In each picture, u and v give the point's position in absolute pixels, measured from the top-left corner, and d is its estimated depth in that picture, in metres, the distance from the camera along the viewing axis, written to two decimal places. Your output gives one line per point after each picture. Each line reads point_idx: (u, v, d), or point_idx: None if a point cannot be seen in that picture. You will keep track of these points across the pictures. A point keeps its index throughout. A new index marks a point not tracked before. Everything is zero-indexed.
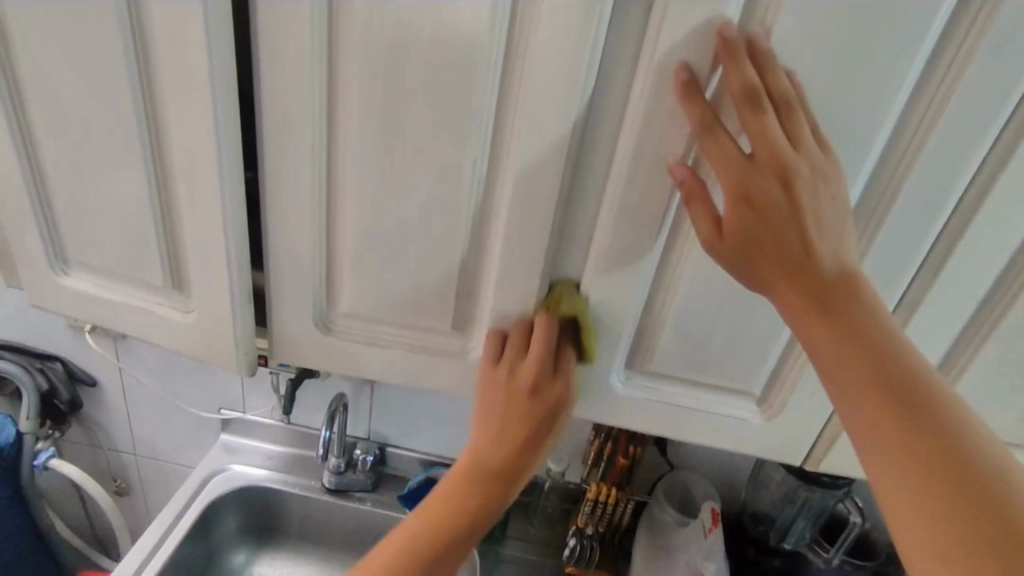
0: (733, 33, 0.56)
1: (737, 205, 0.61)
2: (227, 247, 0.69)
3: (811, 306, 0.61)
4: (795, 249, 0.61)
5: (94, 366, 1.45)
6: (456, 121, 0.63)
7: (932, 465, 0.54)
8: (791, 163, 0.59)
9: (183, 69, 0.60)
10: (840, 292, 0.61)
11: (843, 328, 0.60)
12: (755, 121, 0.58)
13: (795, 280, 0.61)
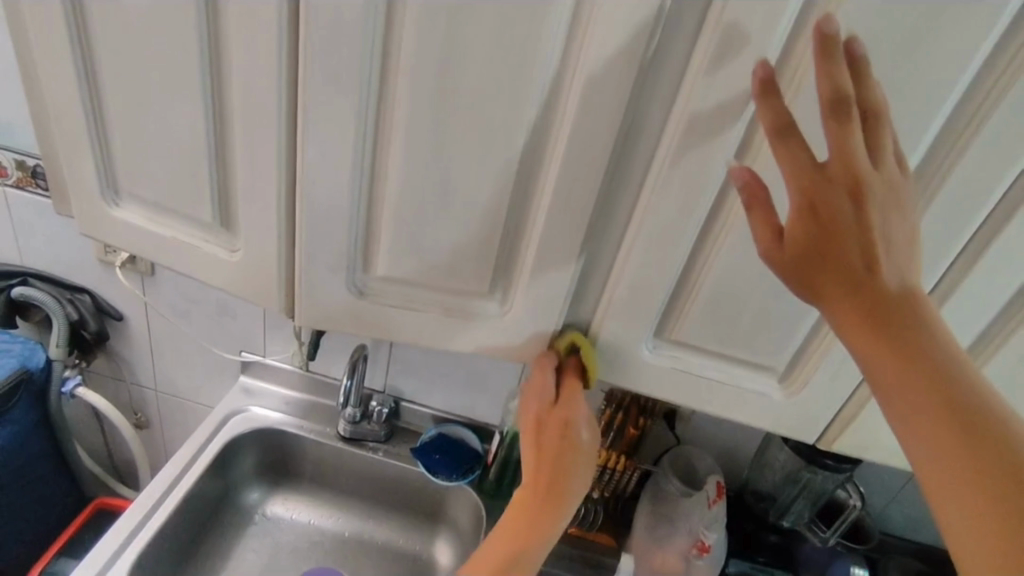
0: (833, 29, 0.56)
1: (803, 212, 0.60)
2: (278, 191, 0.71)
3: (873, 321, 0.59)
4: (859, 262, 0.59)
5: (120, 301, 1.49)
6: (512, 87, 0.63)
7: (997, 490, 0.53)
8: (864, 177, 0.58)
9: (251, 13, 0.61)
10: (902, 307, 0.59)
11: (901, 344, 0.58)
12: (839, 129, 0.57)
13: (857, 293, 0.59)
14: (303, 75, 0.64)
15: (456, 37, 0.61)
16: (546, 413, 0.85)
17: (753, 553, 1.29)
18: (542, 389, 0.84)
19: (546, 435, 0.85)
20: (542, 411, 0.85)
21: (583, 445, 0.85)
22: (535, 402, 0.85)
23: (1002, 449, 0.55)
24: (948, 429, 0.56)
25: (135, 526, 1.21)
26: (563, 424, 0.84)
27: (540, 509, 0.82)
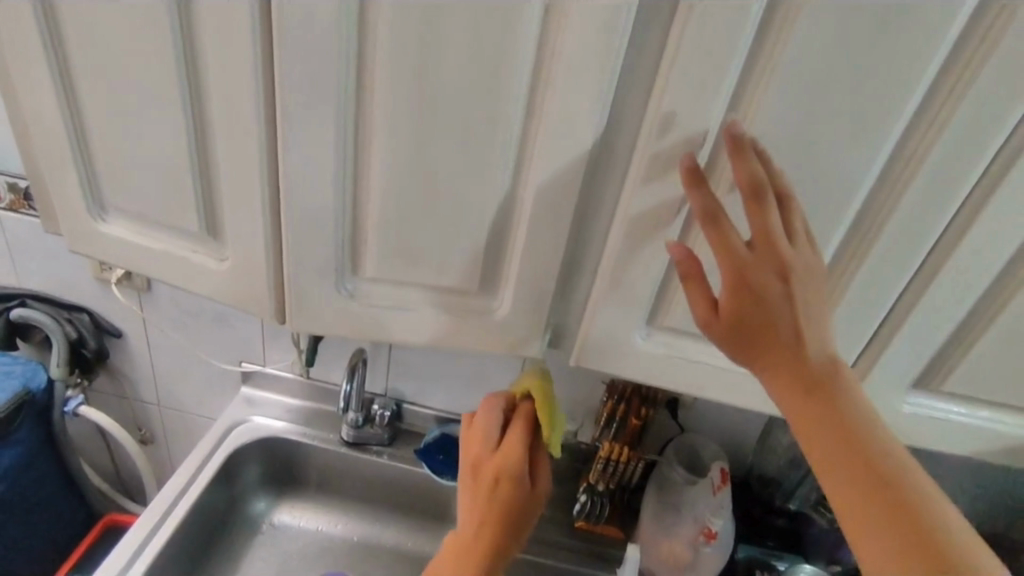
0: (740, 131, 0.62)
1: (730, 288, 0.63)
2: (262, 199, 0.71)
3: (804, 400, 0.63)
4: (790, 337, 0.64)
5: (118, 318, 1.49)
6: (489, 84, 0.63)
7: (917, 554, 0.57)
8: (788, 258, 0.63)
9: (224, 25, 0.62)
10: (832, 390, 0.63)
11: (830, 423, 0.62)
12: (760, 213, 0.62)
13: (789, 370, 0.64)
14: (279, 84, 0.64)
15: (428, 38, 0.61)
16: (482, 450, 0.91)
17: (761, 540, 1.29)
18: (488, 436, 0.92)
19: (478, 467, 0.92)
20: (484, 454, 0.92)
21: (523, 479, 0.88)
22: (481, 431, 0.94)
23: (919, 514, 0.59)
24: (871, 505, 0.60)
25: (144, 539, 1.22)
26: (496, 470, 0.89)
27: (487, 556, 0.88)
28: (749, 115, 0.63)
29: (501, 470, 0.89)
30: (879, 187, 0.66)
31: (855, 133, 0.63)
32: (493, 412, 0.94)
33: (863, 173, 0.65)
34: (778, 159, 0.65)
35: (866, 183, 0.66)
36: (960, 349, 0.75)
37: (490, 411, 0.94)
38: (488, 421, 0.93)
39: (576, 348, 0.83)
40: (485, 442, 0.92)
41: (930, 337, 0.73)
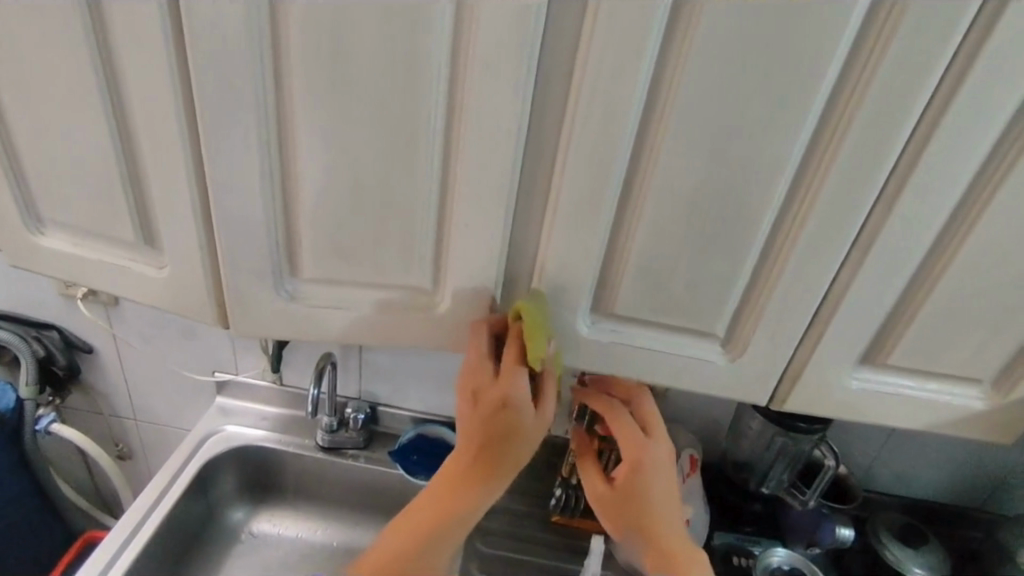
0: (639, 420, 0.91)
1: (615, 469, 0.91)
2: (193, 204, 0.71)
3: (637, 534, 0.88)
4: (663, 511, 0.87)
5: (87, 333, 1.48)
6: (407, 78, 0.63)
7: None
8: (668, 450, 0.88)
9: (138, 31, 0.62)
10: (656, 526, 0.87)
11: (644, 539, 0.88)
12: (644, 407, 0.91)
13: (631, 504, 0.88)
14: (197, 88, 0.63)
15: (341, 34, 0.61)
16: (479, 366, 0.76)
17: (738, 525, 1.29)
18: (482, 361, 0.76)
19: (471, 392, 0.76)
20: (483, 380, 0.76)
21: (530, 416, 0.75)
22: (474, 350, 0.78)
23: None
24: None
25: (113, 554, 1.21)
26: (501, 401, 0.74)
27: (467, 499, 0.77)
28: (668, 98, 0.63)
29: (508, 401, 0.73)
30: (806, 163, 0.66)
31: (775, 110, 0.63)
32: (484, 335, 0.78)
33: (787, 150, 0.65)
34: (701, 139, 0.65)
35: (792, 161, 0.66)
36: (901, 322, 0.74)
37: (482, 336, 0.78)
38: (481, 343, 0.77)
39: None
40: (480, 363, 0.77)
41: (870, 312, 0.73)
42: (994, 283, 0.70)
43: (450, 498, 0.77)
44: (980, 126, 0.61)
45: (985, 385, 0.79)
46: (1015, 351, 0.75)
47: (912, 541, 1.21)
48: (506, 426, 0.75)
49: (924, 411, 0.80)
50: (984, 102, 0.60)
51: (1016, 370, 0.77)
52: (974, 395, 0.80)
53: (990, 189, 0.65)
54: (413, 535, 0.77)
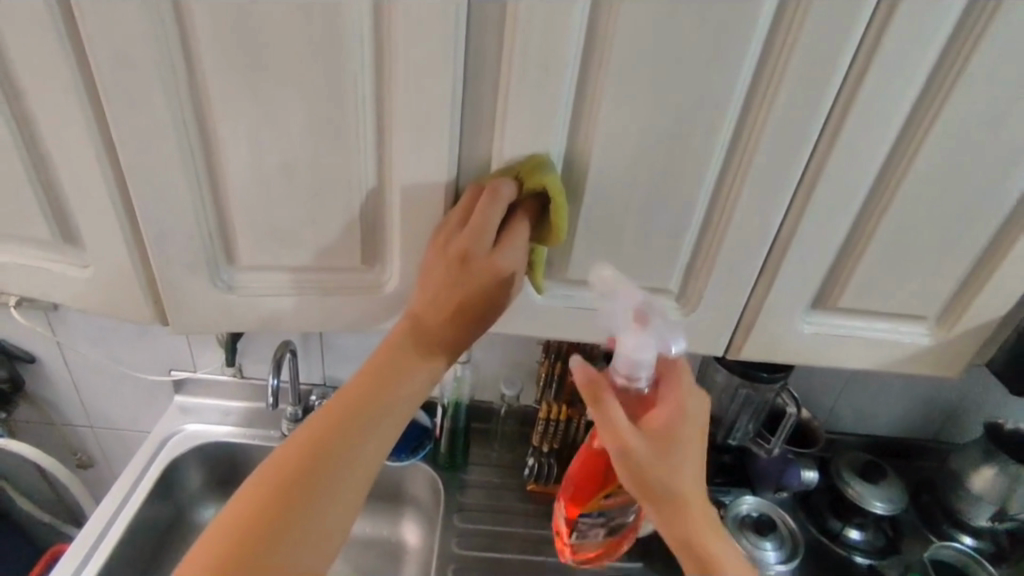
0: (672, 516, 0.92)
1: (668, 410, 0.72)
2: (110, 196, 0.67)
3: (643, 479, 0.70)
4: None
5: (27, 342, 1.41)
6: (325, 41, 0.59)
7: None
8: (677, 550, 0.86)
9: (20, 5, 0.56)
10: (680, 455, 0.71)
11: (660, 481, 0.70)
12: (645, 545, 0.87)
13: (654, 445, 0.70)
14: (96, 66, 0.59)
15: None
16: (432, 277, 0.70)
17: (709, 477, 1.31)
18: (483, 224, 0.66)
19: (457, 248, 0.68)
20: (477, 245, 0.67)
21: (512, 292, 0.71)
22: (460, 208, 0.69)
23: None
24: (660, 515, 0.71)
25: (78, 563, 1.18)
26: (491, 276, 0.68)
27: (354, 423, 0.66)
28: (603, 47, 0.61)
29: (500, 277, 0.68)
30: (747, 107, 0.65)
31: (711, 55, 0.61)
32: (502, 195, 0.66)
33: (726, 97, 0.64)
34: (640, 91, 0.64)
35: (732, 106, 0.65)
36: (848, 263, 0.75)
37: (499, 198, 0.66)
38: (495, 211, 0.66)
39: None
40: (449, 246, 0.69)
41: (819, 255, 0.74)
42: (935, 217, 0.71)
43: (326, 440, 0.65)
44: (915, 57, 0.61)
45: (930, 321, 0.81)
46: (957, 283, 0.77)
47: (873, 477, 1.25)
48: (482, 304, 0.69)
49: (874, 351, 0.82)
50: (918, 31, 0.59)
51: (959, 303, 0.79)
52: (921, 331, 0.82)
53: (927, 122, 0.65)
54: (313, 461, 0.64)
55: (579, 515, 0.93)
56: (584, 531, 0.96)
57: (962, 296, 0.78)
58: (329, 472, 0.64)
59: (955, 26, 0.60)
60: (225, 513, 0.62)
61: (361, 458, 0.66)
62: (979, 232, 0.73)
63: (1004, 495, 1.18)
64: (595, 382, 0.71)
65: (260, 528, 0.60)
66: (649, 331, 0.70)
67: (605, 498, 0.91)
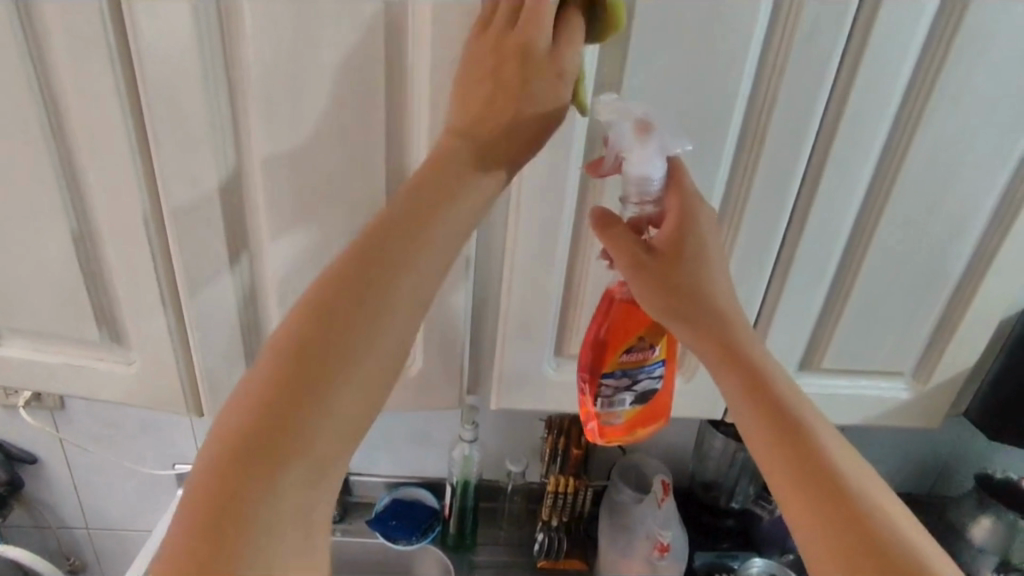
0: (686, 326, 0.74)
1: (673, 226, 0.67)
2: (162, 295, 0.73)
3: (669, 305, 0.66)
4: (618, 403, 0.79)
5: (30, 442, 1.41)
6: (362, 157, 0.68)
7: None
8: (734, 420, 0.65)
9: (101, 136, 0.65)
10: (710, 283, 0.67)
11: (695, 305, 0.66)
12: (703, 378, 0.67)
13: (682, 282, 0.67)
14: (162, 184, 0.67)
15: (299, 123, 0.65)
16: (426, 208, 0.55)
17: (715, 543, 1.32)
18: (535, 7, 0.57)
19: (509, 50, 0.58)
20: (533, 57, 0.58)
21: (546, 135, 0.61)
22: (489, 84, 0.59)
23: None
24: (705, 347, 0.66)
25: None
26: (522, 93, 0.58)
27: (311, 366, 0.48)
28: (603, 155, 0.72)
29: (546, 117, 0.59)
30: (727, 197, 0.75)
31: (695, 157, 0.72)
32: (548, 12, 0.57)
33: (709, 190, 0.74)
34: None
35: (714, 198, 0.75)
36: (828, 325, 0.84)
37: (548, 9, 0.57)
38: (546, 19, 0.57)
39: (493, 389, 0.87)
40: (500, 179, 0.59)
41: (799, 321, 0.83)
42: (898, 282, 0.81)
43: (284, 372, 0.47)
44: (862, 152, 0.73)
45: (907, 376, 0.89)
46: (926, 340, 0.86)
47: None
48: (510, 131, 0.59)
49: (860, 406, 0.89)
50: (861, 134, 0.71)
51: (930, 358, 0.87)
52: (900, 386, 0.89)
53: (881, 204, 0.76)
54: (280, 395, 0.46)
55: (598, 376, 0.74)
56: (605, 401, 0.75)
57: (933, 352, 0.87)
58: (304, 427, 0.47)
59: (890, 128, 0.72)
60: (178, 503, 0.45)
61: (346, 400, 0.49)
62: (937, 294, 0.83)
63: (1002, 544, 1.21)
64: (607, 221, 0.68)
65: (227, 491, 0.44)
66: (651, 142, 0.63)
67: (627, 351, 0.73)
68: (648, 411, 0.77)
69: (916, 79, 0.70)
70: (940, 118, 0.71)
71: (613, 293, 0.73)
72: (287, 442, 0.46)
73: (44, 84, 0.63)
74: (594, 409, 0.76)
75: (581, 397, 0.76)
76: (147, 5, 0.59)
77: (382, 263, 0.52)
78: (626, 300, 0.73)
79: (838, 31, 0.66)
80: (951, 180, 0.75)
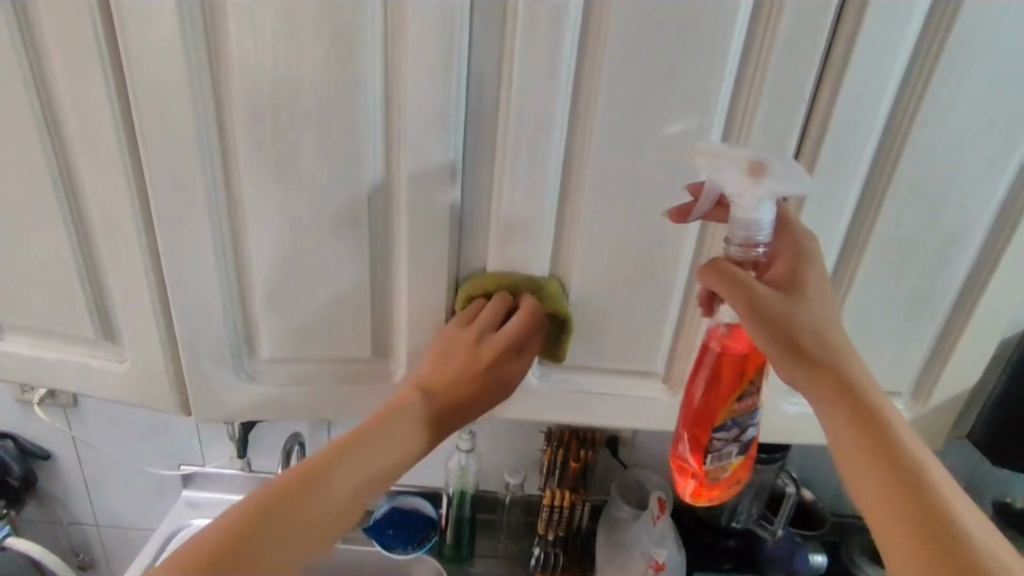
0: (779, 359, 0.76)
1: (785, 267, 0.71)
2: (150, 297, 0.76)
3: (794, 343, 0.69)
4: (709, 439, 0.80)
5: (45, 439, 1.46)
6: (344, 167, 0.70)
7: None
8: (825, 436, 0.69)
9: (94, 142, 0.68)
10: (824, 317, 0.71)
11: (802, 338, 0.69)
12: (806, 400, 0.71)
13: (800, 319, 0.70)
14: (151, 189, 0.69)
15: (284, 134, 0.68)
16: (434, 373, 0.78)
17: (718, 564, 1.30)
18: None
19: None
20: None
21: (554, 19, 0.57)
22: None
23: None
24: (800, 371, 0.69)
25: None
26: None
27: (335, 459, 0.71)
28: (581, 168, 0.71)
29: None
30: None
31: (674, 169, 0.71)
32: None
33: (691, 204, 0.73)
34: (617, 200, 0.73)
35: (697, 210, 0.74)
36: None
37: None
38: None
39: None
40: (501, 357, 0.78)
41: None
42: (890, 301, 0.79)
43: (314, 476, 0.69)
44: (849, 168, 0.71)
45: (906, 396, 0.86)
46: (924, 360, 0.84)
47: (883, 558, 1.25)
48: None
49: None
50: (848, 147, 0.70)
51: (929, 378, 0.85)
52: (898, 408, 0.87)
53: (870, 221, 0.74)
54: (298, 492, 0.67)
55: (711, 431, 0.75)
56: (716, 455, 0.76)
57: (931, 372, 0.84)
58: (291, 509, 0.66)
59: (880, 142, 0.70)
60: (210, 528, 0.63)
61: (353, 472, 0.71)
62: (934, 312, 0.80)
63: None
64: (722, 265, 0.69)
65: (244, 538, 0.63)
66: (763, 184, 0.64)
67: (737, 402, 0.74)
68: (750, 456, 0.79)
69: (903, 94, 0.68)
70: (931, 132, 0.69)
71: (712, 344, 0.74)
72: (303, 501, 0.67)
73: (42, 92, 0.66)
74: (704, 463, 0.76)
75: (692, 454, 0.76)
76: (135, 19, 0.61)
77: (415, 396, 0.77)
78: (731, 352, 0.73)
79: (820, 43, 0.65)
80: (944, 197, 0.73)
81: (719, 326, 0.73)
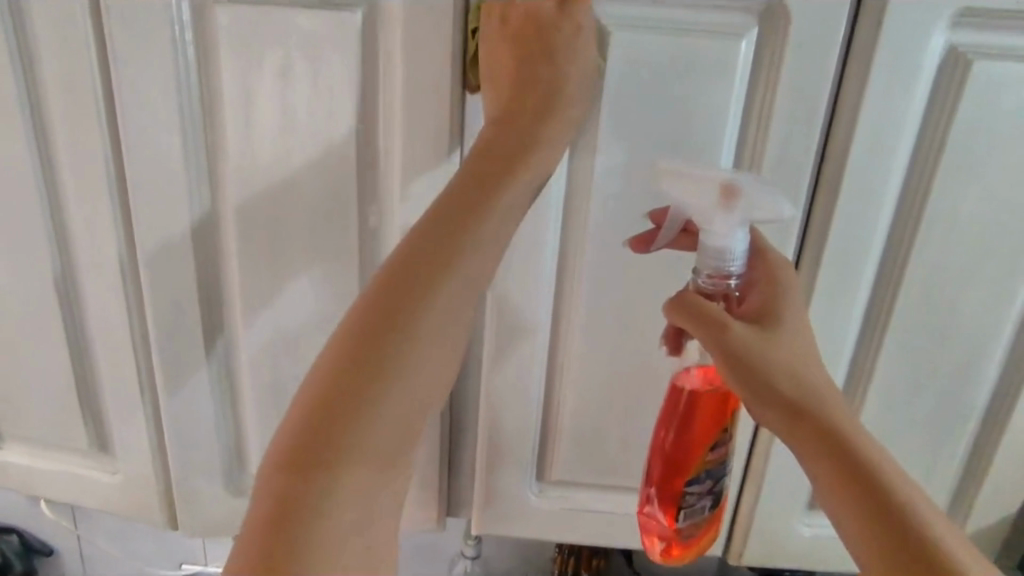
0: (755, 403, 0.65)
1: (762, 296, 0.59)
2: (144, 408, 0.76)
3: (758, 378, 0.55)
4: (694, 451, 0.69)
5: (48, 534, 1.44)
6: (335, 285, 0.70)
7: None
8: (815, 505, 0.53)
9: (99, 261, 0.71)
10: (804, 351, 0.57)
11: (777, 382, 0.55)
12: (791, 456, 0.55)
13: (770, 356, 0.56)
14: (149, 304, 0.71)
15: (277, 252, 0.69)
16: (404, 301, 0.50)
17: None
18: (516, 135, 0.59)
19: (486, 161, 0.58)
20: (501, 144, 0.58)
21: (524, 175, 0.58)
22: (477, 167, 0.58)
23: None
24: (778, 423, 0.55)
25: None
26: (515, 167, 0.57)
27: (350, 414, 0.46)
28: (574, 282, 0.71)
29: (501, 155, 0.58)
30: None
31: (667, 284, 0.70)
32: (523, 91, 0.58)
33: None
34: (611, 315, 0.71)
35: None
36: None
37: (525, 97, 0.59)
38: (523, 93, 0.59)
39: (473, 515, 0.83)
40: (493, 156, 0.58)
41: None
42: (909, 418, 0.74)
43: (339, 408, 0.46)
44: (850, 282, 0.69)
45: None
46: (954, 482, 0.77)
47: None
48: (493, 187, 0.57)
49: None
50: (847, 261, 0.68)
51: (962, 501, 0.78)
52: None
53: (879, 337, 0.71)
54: (318, 434, 0.45)
55: (683, 485, 0.65)
56: (688, 511, 0.66)
57: (966, 493, 0.78)
58: (318, 503, 0.43)
59: (881, 256, 0.68)
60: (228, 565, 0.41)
61: (394, 413, 0.48)
62: (960, 430, 0.75)
63: None
64: (690, 299, 0.57)
65: (293, 487, 0.43)
66: (735, 213, 0.54)
67: (711, 451, 0.64)
68: (723, 508, 0.70)
69: (902, 210, 0.66)
70: (936, 247, 0.66)
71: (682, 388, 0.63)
72: (348, 452, 0.45)
73: (55, 215, 0.70)
74: (676, 521, 0.66)
75: (663, 512, 0.66)
76: (142, 151, 0.65)
77: (399, 325, 0.50)
78: (704, 393, 0.63)
79: (808, 162, 0.64)
80: (959, 311, 0.69)
81: (690, 363, 0.63)
